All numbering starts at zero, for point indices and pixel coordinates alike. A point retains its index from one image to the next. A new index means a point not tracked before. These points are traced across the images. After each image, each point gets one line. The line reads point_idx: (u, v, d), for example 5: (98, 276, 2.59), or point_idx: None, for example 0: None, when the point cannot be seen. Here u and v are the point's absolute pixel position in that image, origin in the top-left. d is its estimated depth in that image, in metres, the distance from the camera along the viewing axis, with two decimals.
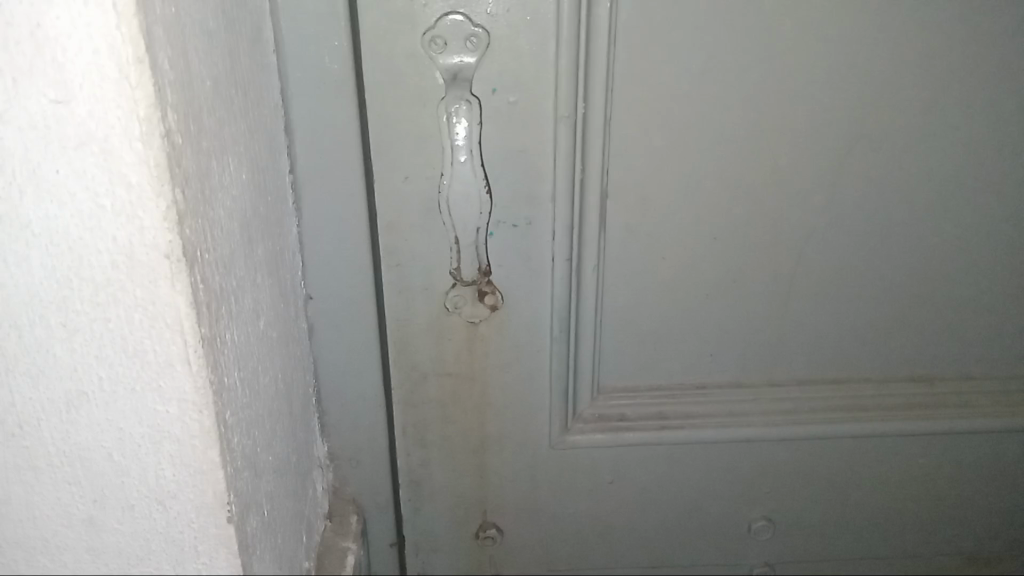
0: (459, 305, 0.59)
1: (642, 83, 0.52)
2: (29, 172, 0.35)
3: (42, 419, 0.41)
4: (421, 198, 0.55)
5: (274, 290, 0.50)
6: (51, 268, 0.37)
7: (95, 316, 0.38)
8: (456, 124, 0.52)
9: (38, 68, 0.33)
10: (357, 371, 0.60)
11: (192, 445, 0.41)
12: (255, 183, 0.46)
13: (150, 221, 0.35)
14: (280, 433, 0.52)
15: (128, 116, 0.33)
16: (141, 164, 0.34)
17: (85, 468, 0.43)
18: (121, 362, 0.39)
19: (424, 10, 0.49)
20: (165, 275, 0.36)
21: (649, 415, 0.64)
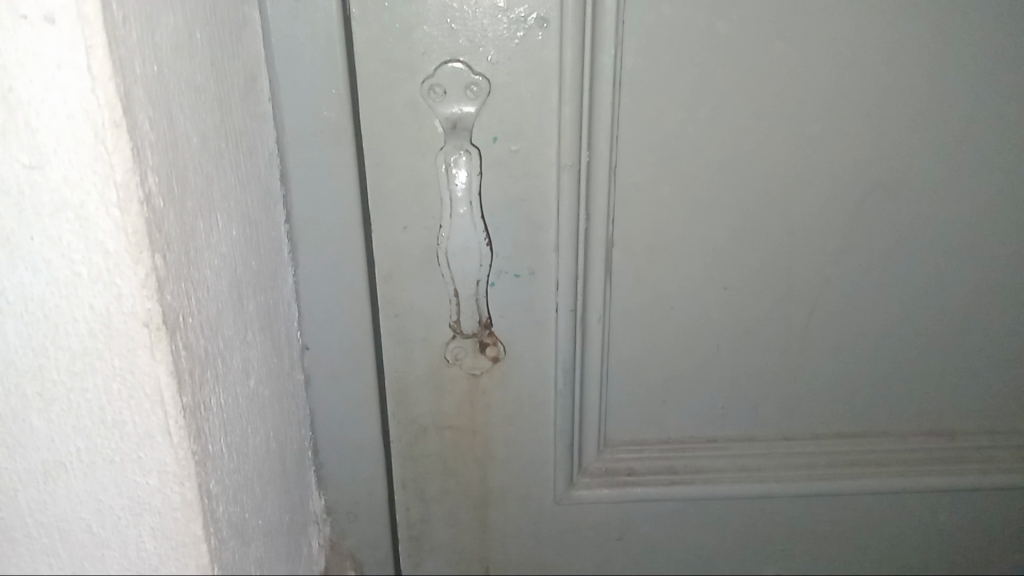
0: (460, 358, 0.57)
1: (649, 131, 0.50)
2: (3, 240, 0.33)
3: (19, 489, 0.40)
4: (420, 249, 0.53)
5: (267, 346, 0.48)
6: (28, 336, 0.35)
7: (72, 386, 0.36)
8: (455, 175, 0.50)
9: (11, 133, 0.31)
10: (355, 425, 0.58)
11: (174, 518, 0.40)
12: (246, 238, 0.45)
13: (128, 289, 0.33)
14: (272, 493, 0.49)
15: (105, 181, 0.32)
16: (118, 231, 0.32)
17: (63, 540, 0.42)
18: (100, 433, 0.38)
19: (423, 58, 0.47)
20: (145, 343, 0.35)
21: (658, 469, 0.62)
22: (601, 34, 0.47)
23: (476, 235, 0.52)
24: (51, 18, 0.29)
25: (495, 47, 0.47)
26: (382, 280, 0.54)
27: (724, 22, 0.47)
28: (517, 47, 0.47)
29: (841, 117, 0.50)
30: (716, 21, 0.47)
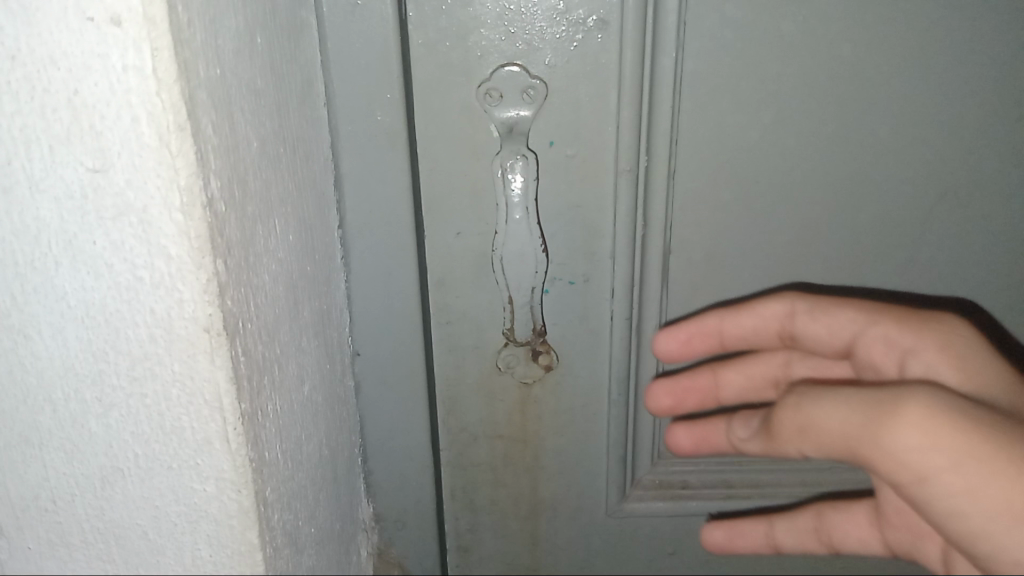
0: (512, 365, 0.56)
1: (710, 135, 0.49)
2: (66, 244, 0.33)
3: (76, 495, 0.40)
4: (473, 254, 0.52)
5: (320, 352, 0.48)
6: (88, 341, 0.35)
7: (131, 392, 0.36)
8: (512, 179, 0.49)
9: (76, 135, 0.31)
10: (405, 432, 0.57)
11: (230, 526, 0.39)
12: (302, 243, 0.44)
13: (190, 294, 0.33)
14: (324, 501, 0.49)
15: (169, 184, 0.31)
16: (182, 236, 0.32)
17: (120, 546, 0.42)
18: (158, 439, 0.37)
19: (479, 61, 0.46)
20: (205, 349, 0.34)
21: (713, 481, 0.61)
22: (662, 36, 0.46)
23: (531, 242, 0.51)
24: (118, 20, 0.29)
25: (553, 50, 0.46)
26: (434, 286, 0.53)
27: (790, 23, 0.46)
28: (575, 50, 0.46)
29: (912, 120, 0.49)
30: (783, 22, 0.46)
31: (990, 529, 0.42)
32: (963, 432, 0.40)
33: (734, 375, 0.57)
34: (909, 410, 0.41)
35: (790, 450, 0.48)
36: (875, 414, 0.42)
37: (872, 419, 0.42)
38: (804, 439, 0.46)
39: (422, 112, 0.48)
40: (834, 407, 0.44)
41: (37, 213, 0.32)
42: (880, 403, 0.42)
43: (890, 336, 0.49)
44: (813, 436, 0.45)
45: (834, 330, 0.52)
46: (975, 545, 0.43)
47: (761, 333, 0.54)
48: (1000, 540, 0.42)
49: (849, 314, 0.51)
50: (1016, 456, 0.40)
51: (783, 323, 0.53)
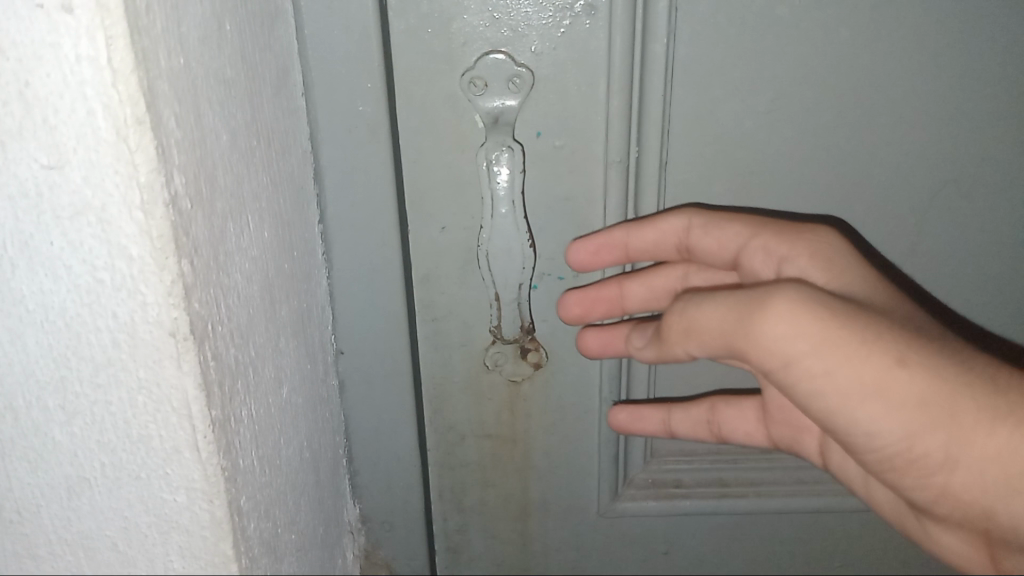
0: (500, 364, 0.54)
1: (704, 125, 0.47)
2: (23, 245, 0.32)
3: (41, 505, 0.39)
4: (459, 249, 0.50)
5: (300, 352, 0.46)
6: (49, 348, 0.34)
7: (96, 400, 0.35)
8: (498, 172, 0.47)
9: (29, 131, 0.29)
10: (391, 433, 0.56)
11: (204, 536, 0.38)
12: (279, 240, 0.43)
13: (154, 297, 0.32)
14: (305, 505, 0.47)
15: (128, 181, 0.29)
16: (144, 236, 0.30)
17: (89, 557, 0.41)
18: (125, 448, 0.36)
19: (463, 49, 0.45)
20: (172, 354, 0.33)
21: (708, 480, 0.59)
22: (653, 22, 0.44)
23: (518, 236, 0.50)
24: (69, 7, 0.27)
25: (540, 37, 0.44)
26: (419, 282, 0.51)
27: (786, 8, 0.44)
28: (562, 36, 0.44)
29: (913, 108, 0.47)
30: (778, 7, 0.44)
31: (851, 413, 0.38)
32: (830, 320, 0.37)
33: (638, 288, 0.53)
34: (774, 299, 0.37)
35: (675, 350, 0.43)
36: (745, 310, 0.38)
37: (744, 312, 0.38)
38: (674, 331, 0.42)
39: (404, 103, 0.46)
40: (710, 305, 0.40)
41: None
42: (749, 302, 0.38)
43: (766, 246, 0.46)
44: (683, 327, 0.42)
45: (723, 244, 0.48)
46: (848, 432, 0.40)
47: (662, 248, 0.50)
48: (860, 420, 0.39)
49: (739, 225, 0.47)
50: (879, 345, 0.37)
51: (680, 238, 0.49)
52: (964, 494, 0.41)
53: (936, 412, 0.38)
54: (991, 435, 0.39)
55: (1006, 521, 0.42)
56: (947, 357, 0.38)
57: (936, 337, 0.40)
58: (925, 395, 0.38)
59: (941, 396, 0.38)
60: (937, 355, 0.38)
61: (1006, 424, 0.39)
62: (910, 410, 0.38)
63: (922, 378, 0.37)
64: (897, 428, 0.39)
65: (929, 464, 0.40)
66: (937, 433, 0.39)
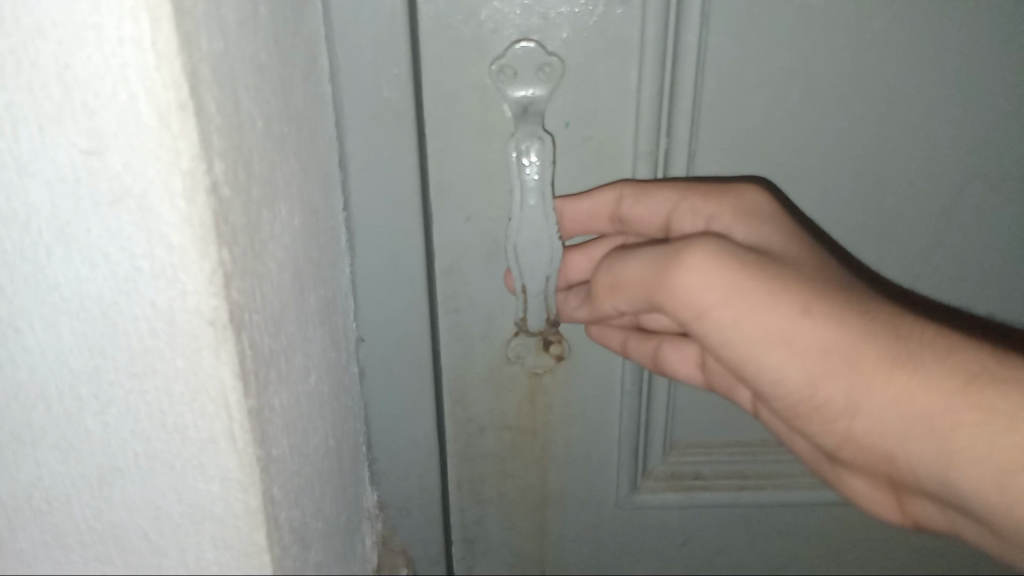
0: (523, 354, 0.54)
1: (735, 117, 0.47)
2: (60, 232, 0.31)
3: (74, 494, 0.40)
4: (483, 240, 0.50)
5: (326, 339, 0.46)
6: (83, 335, 0.34)
7: (130, 389, 0.35)
8: (527, 163, 0.46)
9: (67, 114, 0.29)
10: (412, 427, 0.55)
11: (237, 526, 0.40)
12: (308, 233, 0.42)
13: (193, 285, 0.32)
14: (331, 493, 0.47)
15: (170, 167, 0.29)
16: (184, 223, 0.30)
17: (119, 546, 0.42)
18: (159, 438, 0.37)
19: (493, 36, 0.44)
20: (210, 343, 0.33)
21: (727, 473, 0.59)
22: (686, 10, 0.43)
23: (547, 230, 0.47)
24: None
25: (570, 25, 0.43)
26: (442, 272, 0.51)
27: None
28: (595, 25, 0.44)
29: (944, 102, 0.46)
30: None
31: (760, 360, 0.38)
32: (730, 268, 0.37)
33: (580, 259, 0.49)
34: (685, 250, 0.38)
35: (604, 306, 0.44)
36: (659, 262, 0.39)
37: (659, 261, 0.39)
38: (601, 287, 0.43)
39: (432, 91, 0.45)
40: (634, 260, 0.41)
41: (28, 198, 0.31)
42: (665, 252, 0.39)
43: (694, 206, 0.44)
44: (607, 283, 0.43)
45: (654, 212, 0.46)
46: (759, 376, 0.40)
47: (596, 224, 0.47)
48: (764, 363, 0.39)
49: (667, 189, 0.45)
50: (783, 295, 0.37)
51: (612, 211, 0.47)
52: (865, 439, 0.39)
53: (854, 368, 0.37)
54: (891, 382, 0.36)
55: (908, 475, 0.39)
56: (855, 307, 0.37)
57: (864, 292, 0.38)
58: (830, 344, 0.37)
59: (848, 344, 0.36)
60: (849, 306, 0.37)
61: (904, 373, 0.36)
62: (814, 358, 0.37)
63: (826, 326, 0.36)
64: (806, 376, 0.38)
65: (836, 415, 0.39)
66: (843, 382, 0.37)
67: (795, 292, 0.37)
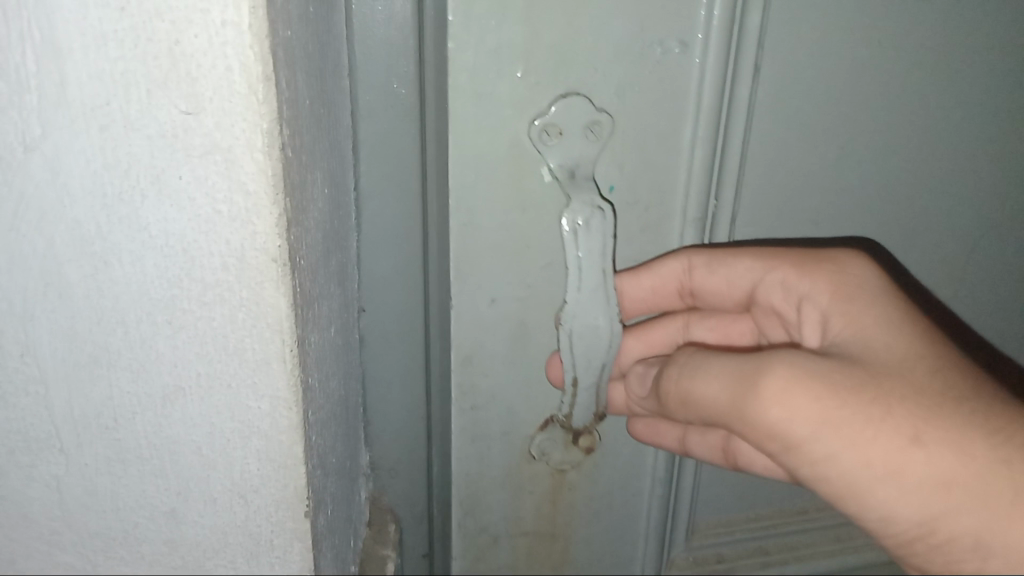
0: (547, 452, 0.50)
1: (781, 185, 0.44)
2: (153, 178, 0.29)
3: (115, 470, 0.34)
4: (513, 320, 0.45)
5: (341, 300, 0.41)
6: (166, 269, 0.30)
7: (199, 318, 0.31)
8: (579, 233, 0.41)
9: (170, 81, 0.28)
10: (412, 465, 0.52)
11: (276, 461, 0.33)
12: (336, 233, 0.40)
13: (264, 227, 0.29)
14: (342, 442, 0.42)
15: (251, 125, 0.28)
16: (263, 174, 0.29)
17: (152, 525, 0.35)
18: (217, 360, 0.32)
19: (529, 93, 0.38)
20: (275, 277, 0.30)
21: (747, 552, 0.58)
22: (740, 69, 0.39)
23: (606, 309, 0.43)
24: None
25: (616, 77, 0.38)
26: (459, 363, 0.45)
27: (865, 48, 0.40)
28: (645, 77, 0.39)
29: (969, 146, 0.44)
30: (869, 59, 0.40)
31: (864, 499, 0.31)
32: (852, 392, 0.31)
33: (634, 341, 0.46)
34: (770, 368, 0.31)
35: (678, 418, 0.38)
36: (738, 373, 0.33)
37: (741, 382, 0.32)
38: (669, 374, 0.38)
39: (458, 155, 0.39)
40: (710, 375, 0.35)
41: (128, 148, 0.29)
42: (744, 363, 0.33)
43: (784, 280, 0.40)
44: (677, 372, 0.37)
45: (732, 280, 0.44)
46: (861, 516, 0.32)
47: (664, 298, 0.45)
48: (871, 501, 0.31)
49: (746, 261, 0.43)
50: (887, 421, 0.30)
51: (681, 280, 0.44)
52: None
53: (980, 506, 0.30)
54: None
55: None
56: (988, 430, 0.31)
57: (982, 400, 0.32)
58: (950, 477, 0.30)
59: (968, 477, 0.30)
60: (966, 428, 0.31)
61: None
62: (932, 492, 0.30)
63: (941, 457, 0.30)
64: (920, 514, 0.30)
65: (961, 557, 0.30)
66: (969, 522, 0.30)
67: (903, 416, 0.30)
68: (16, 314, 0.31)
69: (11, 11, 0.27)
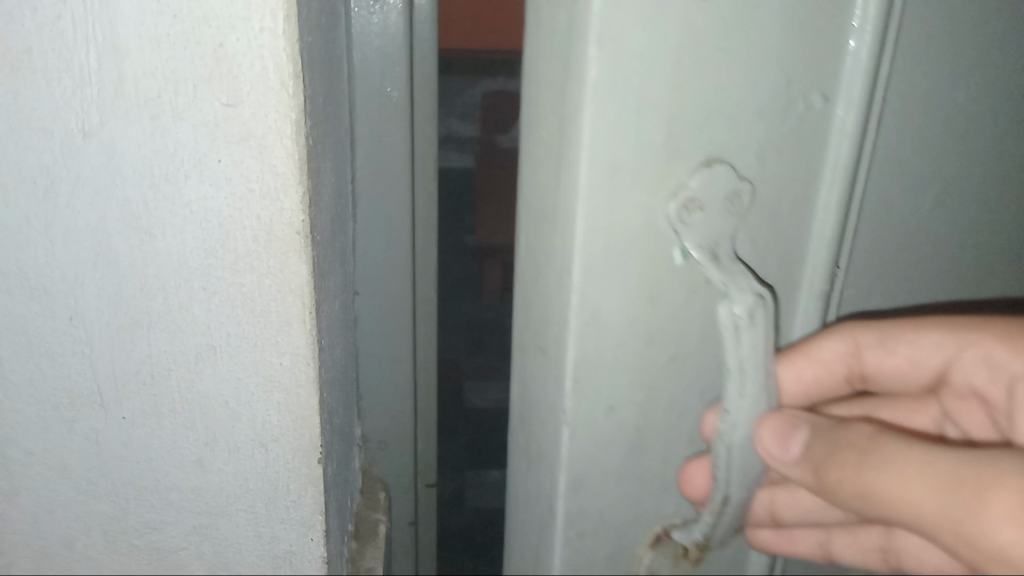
0: (657, 571, 0.49)
1: (901, 249, 0.45)
2: (195, 161, 0.34)
3: (150, 419, 0.38)
4: (634, 409, 0.43)
5: (342, 280, 0.46)
6: (203, 241, 0.35)
7: (230, 284, 0.36)
8: (741, 320, 0.39)
9: (213, 78, 0.32)
10: (400, 438, 0.57)
11: (293, 410, 0.38)
12: (339, 220, 0.45)
13: (290, 204, 0.34)
14: (342, 408, 0.46)
15: (281, 117, 0.33)
16: (290, 158, 0.34)
17: (180, 467, 0.40)
18: (244, 321, 0.36)
19: (673, 167, 0.37)
20: (298, 247, 0.35)
21: None
22: (871, 119, 0.39)
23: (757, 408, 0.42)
24: None
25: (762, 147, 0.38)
26: (571, 466, 0.44)
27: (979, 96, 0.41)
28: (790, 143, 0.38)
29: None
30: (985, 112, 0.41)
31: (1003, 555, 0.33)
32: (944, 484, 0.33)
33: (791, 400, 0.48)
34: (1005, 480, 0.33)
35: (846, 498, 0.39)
36: (955, 482, 0.34)
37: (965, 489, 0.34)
38: (843, 461, 0.39)
39: (589, 249, 0.38)
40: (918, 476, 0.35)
41: (174, 135, 0.33)
42: (963, 468, 0.34)
43: (992, 357, 0.44)
44: (853, 462, 0.38)
45: (915, 356, 0.47)
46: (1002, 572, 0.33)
47: (821, 377, 0.46)
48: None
49: (924, 338, 0.45)
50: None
51: (845, 360, 0.46)
52: None
53: None
54: None
55: None
56: None
57: None
58: None
59: None
60: None
61: None
62: None
63: None
64: None
65: None
66: None
67: None
68: (69, 280, 0.36)
69: (79, 16, 0.32)
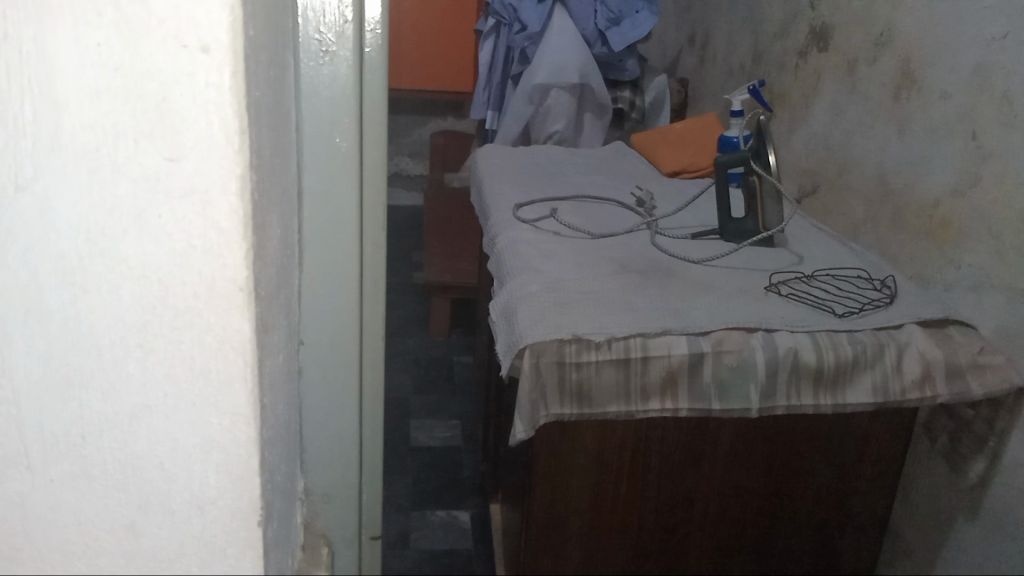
0: None
1: None
2: (133, 216, 0.33)
3: (82, 479, 0.37)
4: None
5: (286, 333, 0.45)
6: (138, 297, 0.34)
7: (170, 341, 0.35)
8: None
9: (156, 131, 0.31)
10: (344, 490, 0.55)
11: (234, 470, 0.37)
12: (285, 271, 0.44)
13: (234, 261, 0.33)
14: (282, 466, 0.45)
15: (227, 173, 0.32)
16: (236, 214, 0.33)
17: (110, 528, 0.38)
18: (184, 378, 0.35)
19: None
20: (242, 305, 0.34)
21: None
22: None
23: None
24: (207, 48, 0.30)
25: None
26: None
27: None
28: None
29: None
30: None
31: None
32: None
33: None
34: None
35: None
36: None
37: None
38: None
39: None
40: None
41: (113, 189, 0.32)
42: None
43: None
44: None
45: None
46: None
47: None
48: None
49: None
50: None
51: None
52: None
53: None
54: None
55: None
56: None
57: None
58: None
59: None
60: None
61: None
62: None
63: None
64: None
65: None
66: None
67: None
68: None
69: (15, 68, 0.31)
